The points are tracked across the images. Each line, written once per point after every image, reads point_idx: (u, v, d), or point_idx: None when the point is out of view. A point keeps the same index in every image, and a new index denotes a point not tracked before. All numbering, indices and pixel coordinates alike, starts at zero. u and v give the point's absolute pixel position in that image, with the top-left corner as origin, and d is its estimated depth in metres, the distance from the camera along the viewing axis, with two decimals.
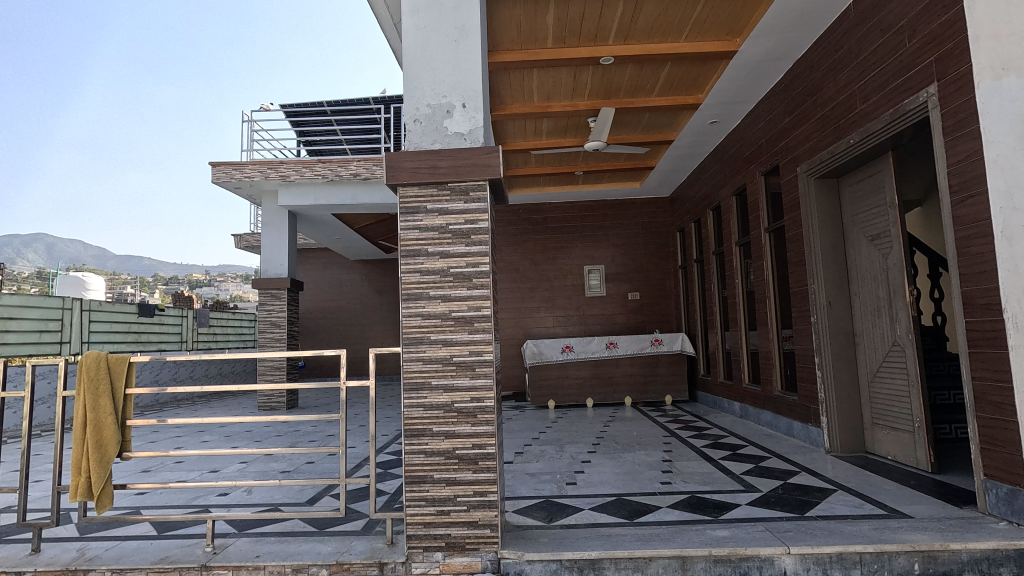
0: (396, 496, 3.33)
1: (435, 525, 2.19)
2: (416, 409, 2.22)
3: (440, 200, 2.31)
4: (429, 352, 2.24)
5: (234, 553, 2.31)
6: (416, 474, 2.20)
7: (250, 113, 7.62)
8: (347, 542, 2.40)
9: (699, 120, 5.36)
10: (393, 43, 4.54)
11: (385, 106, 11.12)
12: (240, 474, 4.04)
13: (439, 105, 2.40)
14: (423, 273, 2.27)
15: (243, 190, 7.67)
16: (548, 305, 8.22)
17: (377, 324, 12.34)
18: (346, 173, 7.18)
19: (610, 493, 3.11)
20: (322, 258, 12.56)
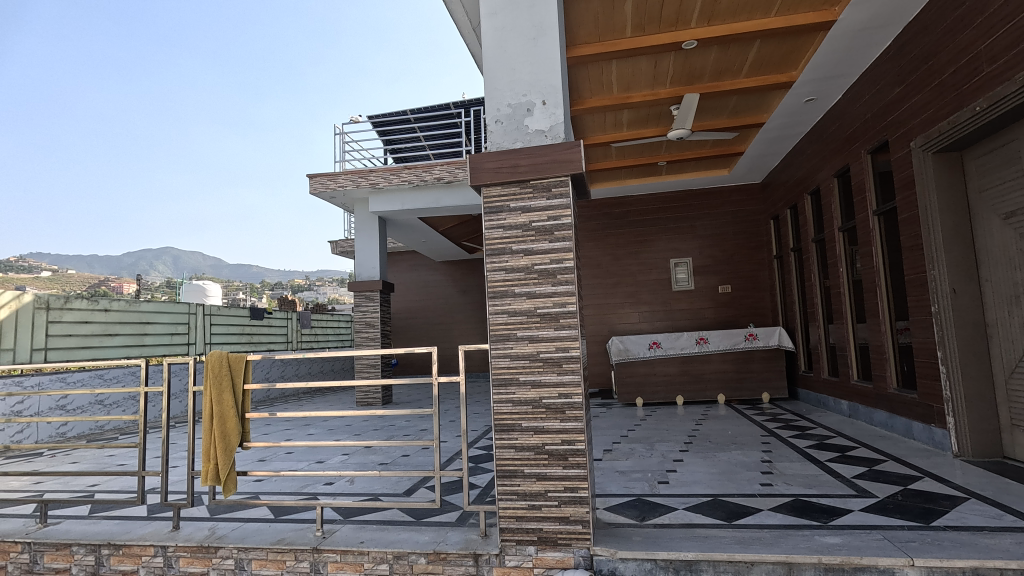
0: (488, 490, 3.41)
1: (527, 519, 2.21)
2: (505, 404, 2.26)
3: (523, 198, 2.33)
4: (516, 348, 2.27)
5: (341, 538, 2.47)
6: (506, 468, 2.24)
7: (342, 126, 8.11)
8: (443, 533, 2.49)
9: (794, 98, 5.01)
10: (472, 47, 4.65)
11: (465, 110, 11.41)
12: (343, 465, 4.32)
13: (519, 104, 2.43)
14: (508, 271, 2.31)
15: (338, 199, 8.19)
16: (632, 300, 8.05)
17: (463, 322, 12.70)
18: (430, 177, 7.44)
19: (704, 493, 2.99)
20: (410, 260, 13.11)
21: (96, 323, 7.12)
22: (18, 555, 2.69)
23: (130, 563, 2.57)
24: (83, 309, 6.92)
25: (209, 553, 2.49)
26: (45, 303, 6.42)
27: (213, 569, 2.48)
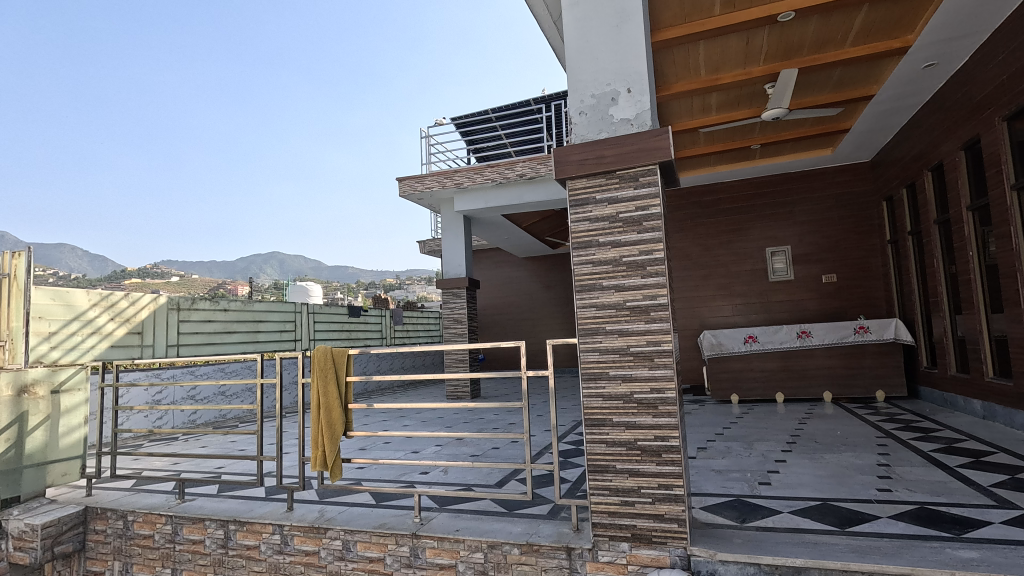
0: (578, 485, 3.40)
1: (620, 515, 2.18)
2: (595, 398, 2.24)
3: (610, 189, 2.30)
4: (606, 342, 2.24)
5: (438, 525, 2.57)
6: (598, 463, 2.23)
7: (427, 129, 8.38)
8: (535, 525, 2.52)
9: (909, 65, 4.53)
10: (552, 41, 4.63)
11: (545, 104, 11.38)
12: (437, 456, 4.48)
13: (603, 94, 2.39)
14: (595, 264, 2.29)
15: (425, 200, 8.49)
16: (725, 292, 7.68)
17: (548, 318, 12.74)
18: (513, 174, 7.50)
19: (812, 497, 2.80)
20: (494, 257, 13.33)
21: (218, 321, 7.91)
22: (163, 526, 3.05)
23: (252, 539, 2.83)
24: (206, 309, 7.72)
25: (320, 533, 2.68)
26: (176, 304, 7.25)
27: (324, 549, 2.67)
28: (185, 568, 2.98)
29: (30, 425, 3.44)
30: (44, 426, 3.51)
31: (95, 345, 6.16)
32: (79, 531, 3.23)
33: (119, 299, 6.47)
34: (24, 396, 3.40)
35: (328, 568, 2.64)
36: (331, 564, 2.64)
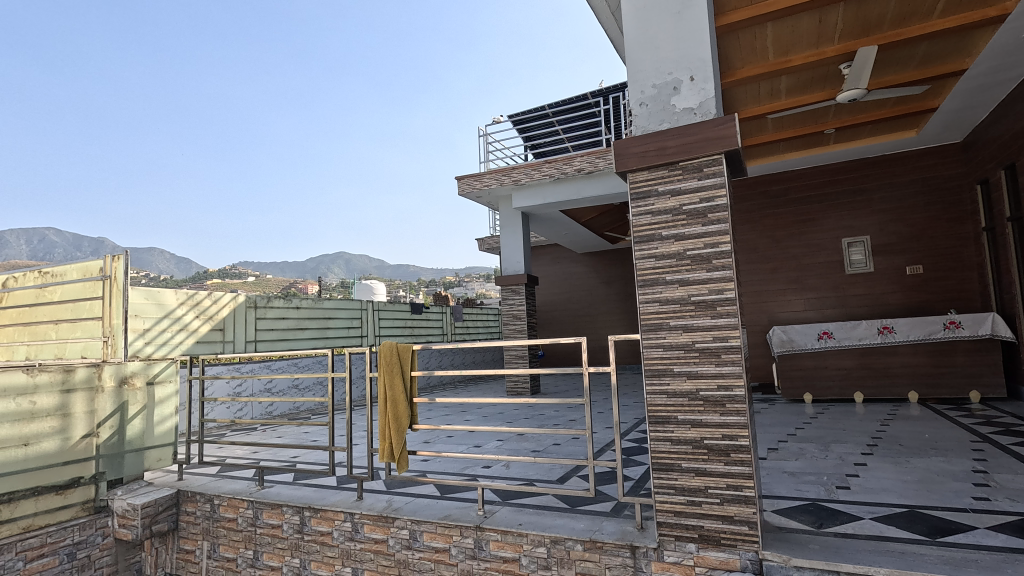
0: (641, 483, 3.35)
1: (686, 515, 2.13)
2: (659, 395, 2.20)
3: (673, 181, 2.24)
4: (670, 339, 2.19)
5: (501, 519, 2.60)
6: (662, 461, 2.18)
7: (485, 128, 8.47)
8: (598, 522, 2.50)
9: (1008, 34, 4.13)
10: (610, 32, 4.56)
11: (603, 97, 11.21)
12: (498, 450, 4.54)
13: (664, 84, 2.33)
14: (658, 259, 2.24)
15: (484, 198, 8.60)
16: (796, 286, 7.32)
17: (608, 314, 12.58)
18: (570, 169, 7.45)
19: (896, 503, 2.62)
20: (552, 253, 13.31)
21: (291, 318, 8.34)
22: (245, 511, 3.26)
23: (326, 525, 2.98)
24: (280, 307, 8.16)
25: (388, 522, 2.78)
26: (253, 303, 7.71)
27: (392, 537, 2.77)
28: (266, 550, 3.17)
29: (130, 414, 3.76)
30: (141, 415, 3.83)
31: (182, 341, 6.66)
32: (173, 511, 3.51)
33: (203, 298, 6.95)
34: (124, 387, 3.72)
35: (396, 556, 2.74)
36: (399, 552, 2.74)
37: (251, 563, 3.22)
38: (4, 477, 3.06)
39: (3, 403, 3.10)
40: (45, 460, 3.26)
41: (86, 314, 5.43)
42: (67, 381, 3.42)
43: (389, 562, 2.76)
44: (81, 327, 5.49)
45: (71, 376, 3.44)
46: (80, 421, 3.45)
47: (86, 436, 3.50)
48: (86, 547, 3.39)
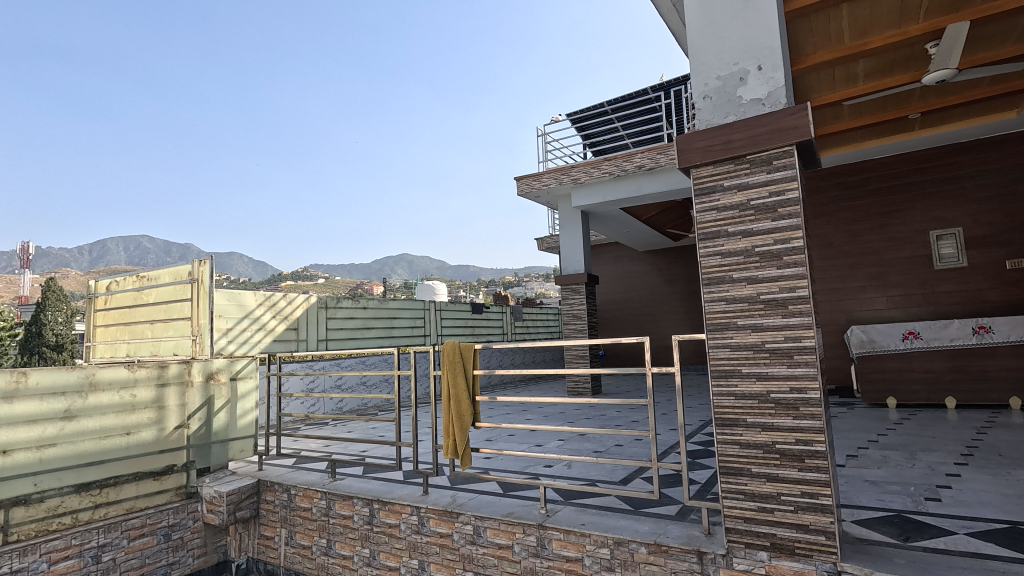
0: (708, 487, 3.25)
1: (756, 522, 2.05)
2: (727, 397, 2.13)
3: (739, 175, 2.16)
4: (738, 339, 2.11)
5: (564, 518, 2.61)
6: (731, 465, 2.11)
7: (544, 128, 8.48)
8: (663, 525, 2.45)
9: None
10: (672, 24, 4.45)
11: (664, 91, 10.93)
12: (560, 450, 4.54)
13: (730, 75, 2.25)
14: (724, 256, 2.17)
15: (543, 197, 8.61)
16: (878, 283, 6.86)
17: (671, 313, 12.27)
18: (631, 166, 7.32)
19: (996, 519, 2.40)
20: (613, 252, 13.14)
21: (359, 318, 8.69)
22: (319, 501, 3.44)
23: (394, 518, 3.08)
24: (349, 308, 8.52)
25: (453, 517, 2.85)
26: (324, 303, 8.11)
27: (456, 532, 2.83)
28: (338, 539, 3.33)
29: (216, 407, 4.05)
30: (226, 408, 4.12)
31: (261, 339, 7.09)
32: (254, 499, 3.74)
33: (279, 299, 7.37)
34: (211, 381, 4.01)
35: (461, 550, 2.80)
36: (464, 547, 2.79)
37: (325, 551, 3.39)
38: (110, 462, 3.40)
39: (108, 395, 3.43)
40: (143, 448, 3.58)
41: (178, 315, 5.89)
42: (161, 376, 3.73)
43: (454, 556, 2.83)
44: (173, 326, 5.96)
45: (165, 372, 3.75)
46: (173, 412, 3.77)
47: (178, 427, 3.81)
48: (180, 529, 3.65)
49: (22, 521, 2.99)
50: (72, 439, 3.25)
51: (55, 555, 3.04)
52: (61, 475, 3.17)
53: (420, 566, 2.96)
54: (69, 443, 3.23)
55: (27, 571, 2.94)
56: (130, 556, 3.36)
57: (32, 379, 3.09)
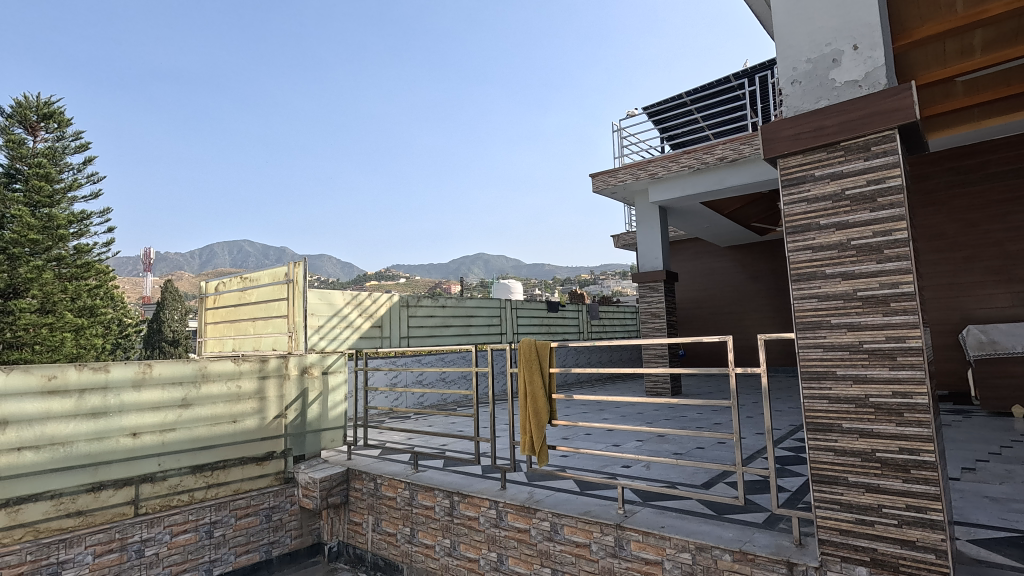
0: (800, 496, 3.07)
1: (854, 535, 1.91)
2: (819, 401, 2.00)
3: (832, 163, 2.03)
4: (832, 338, 1.98)
5: (643, 519, 2.56)
6: (825, 473, 1.98)
7: (619, 123, 8.34)
8: (748, 533, 2.35)
9: None
10: (756, 6, 4.23)
11: (748, 77, 10.39)
12: (638, 450, 4.45)
13: (822, 57, 2.11)
14: (815, 250, 2.04)
15: (619, 193, 8.46)
16: (999, 277, 6.15)
17: (757, 312, 11.65)
18: (712, 158, 7.03)
19: None
20: (693, 248, 12.67)
21: (438, 316, 8.97)
22: (403, 491, 3.60)
23: (473, 510, 3.17)
24: (428, 306, 8.82)
25: (530, 512, 2.88)
26: (405, 302, 8.45)
27: (534, 528, 2.86)
28: (421, 528, 3.46)
29: (310, 399, 4.34)
30: (319, 400, 4.40)
31: (348, 335, 7.51)
32: (344, 486, 3.97)
33: (365, 298, 7.75)
34: (305, 374, 4.31)
35: (539, 546, 2.83)
36: (541, 543, 2.82)
37: (409, 540, 3.53)
38: (219, 447, 3.75)
39: (218, 386, 3.77)
40: (248, 435, 3.92)
41: (276, 313, 6.36)
42: (263, 369, 4.03)
43: (532, 552, 2.86)
44: (271, 324, 6.45)
45: (266, 365, 4.05)
46: (273, 403, 4.08)
47: (277, 416, 4.12)
48: (279, 511, 3.94)
49: (149, 496, 3.39)
50: (189, 425, 3.62)
51: (175, 527, 3.40)
52: (179, 457, 3.55)
53: (499, 559, 3.01)
54: (186, 428, 3.61)
55: (154, 541, 3.31)
56: (238, 534, 3.68)
57: (156, 370, 3.49)
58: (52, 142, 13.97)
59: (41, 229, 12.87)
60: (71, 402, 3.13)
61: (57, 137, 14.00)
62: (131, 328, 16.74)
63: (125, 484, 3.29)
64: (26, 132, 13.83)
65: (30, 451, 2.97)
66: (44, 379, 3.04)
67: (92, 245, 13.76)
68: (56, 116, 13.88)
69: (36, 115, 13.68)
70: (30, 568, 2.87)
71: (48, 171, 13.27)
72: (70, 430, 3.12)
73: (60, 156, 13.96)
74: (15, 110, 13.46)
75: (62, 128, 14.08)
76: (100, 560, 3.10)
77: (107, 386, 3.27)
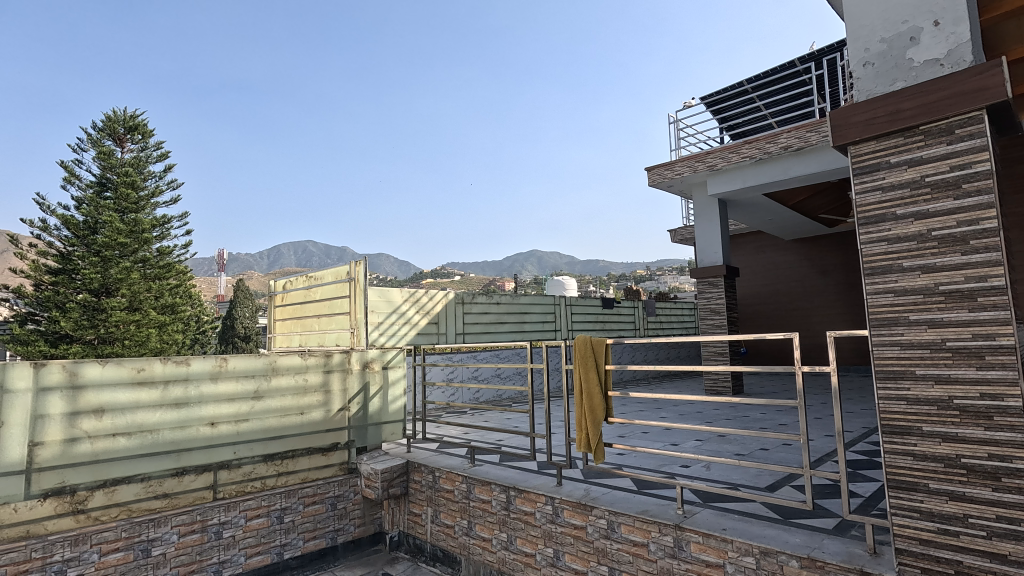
0: (874, 502, 2.90)
1: (935, 546, 1.79)
2: (896, 402, 1.88)
3: (910, 149, 1.90)
4: (910, 336, 1.86)
5: (703, 521, 2.50)
6: (903, 479, 1.86)
7: (676, 114, 8.12)
8: (817, 539, 2.25)
9: None
10: None
11: (815, 60, 9.84)
12: (698, 450, 4.34)
13: (898, 35, 1.98)
14: (891, 242, 1.92)
15: (676, 187, 8.24)
16: None
17: (826, 308, 11.08)
18: (775, 148, 6.73)
19: None
20: (755, 241, 12.17)
21: (492, 313, 9.08)
22: (460, 484, 3.67)
23: (529, 506, 3.19)
24: (483, 303, 8.94)
25: (587, 509, 2.87)
26: (461, 299, 8.60)
27: (590, 525, 2.85)
28: (479, 522, 3.52)
29: (371, 392, 4.50)
30: (379, 394, 4.55)
31: (406, 332, 7.72)
32: (404, 478, 4.08)
33: (422, 295, 7.93)
34: (367, 369, 4.46)
35: (595, 544, 2.81)
36: (598, 541, 2.80)
37: (466, 532, 3.60)
38: (289, 437, 3.95)
39: (287, 379, 3.98)
40: (314, 426, 4.11)
41: (339, 310, 6.63)
42: (328, 363, 4.21)
43: (588, 549, 2.85)
44: (335, 321, 6.72)
45: (330, 360, 4.23)
46: (337, 396, 4.26)
47: (341, 409, 4.29)
48: (343, 500, 4.11)
49: (226, 481, 3.62)
50: (261, 415, 3.83)
51: (250, 512, 3.62)
52: (253, 446, 3.77)
53: (556, 556, 3.02)
54: (259, 419, 3.82)
55: (231, 524, 3.53)
56: (305, 520, 3.87)
57: (231, 363, 3.72)
58: (137, 152, 15.12)
59: (129, 233, 13.92)
60: (157, 392, 3.38)
61: (141, 147, 15.11)
62: (208, 325, 17.86)
63: (204, 470, 3.54)
64: (115, 144, 14.99)
65: (122, 437, 3.24)
66: (134, 371, 3.31)
67: (173, 247, 14.79)
68: (140, 128, 14.99)
69: (123, 127, 14.81)
70: (124, 544, 3.14)
71: (133, 180, 14.34)
72: (157, 419, 3.38)
73: (144, 165, 15.07)
74: (106, 124, 14.63)
75: (146, 139, 15.18)
76: (184, 540, 3.34)
77: (188, 378, 3.51)
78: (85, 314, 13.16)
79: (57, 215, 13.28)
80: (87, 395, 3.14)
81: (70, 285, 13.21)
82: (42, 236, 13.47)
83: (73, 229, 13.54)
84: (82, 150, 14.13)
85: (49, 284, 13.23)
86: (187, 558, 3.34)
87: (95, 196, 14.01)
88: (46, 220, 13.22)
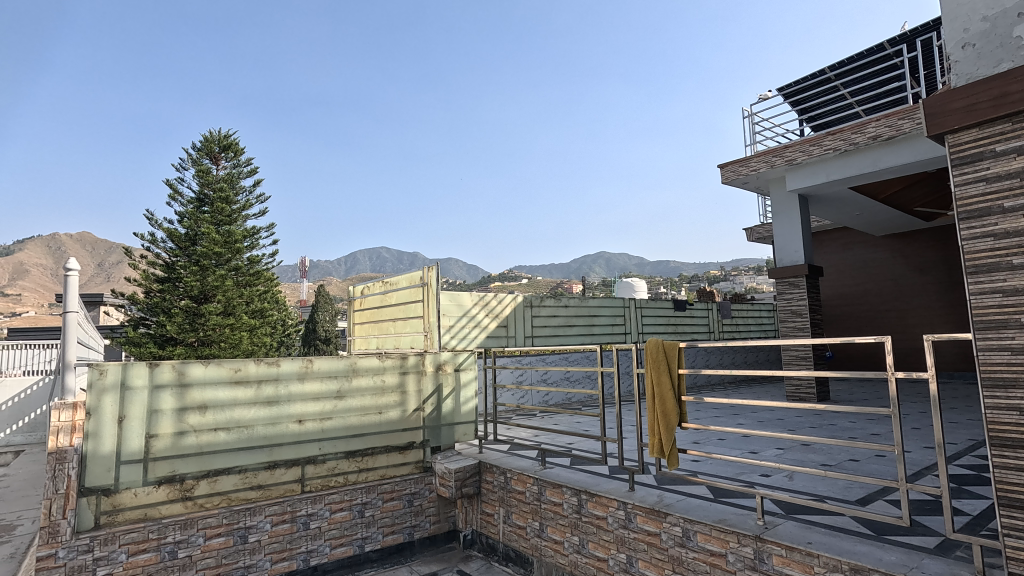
0: (983, 521, 2.65)
1: None
2: (1007, 413, 1.72)
3: (1020, 135, 1.73)
4: (1021, 340, 1.70)
5: (786, 533, 2.39)
6: (1018, 498, 1.70)
7: (751, 108, 7.78)
8: (915, 559, 2.09)
9: None
10: None
11: (906, 40, 9.12)
12: (781, 459, 4.14)
13: (1003, 11, 1.81)
14: (997, 238, 1.77)
15: (752, 183, 7.89)
16: None
17: (924, 309, 10.21)
18: (862, 139, 6.30)
19: None
20: (841, 238, 11.41)
21: (561, 316, 9.07)
22: (532, 486, 3.70)
23: (601, 510, 3.18)
24: (551, 306, 8.96)
25: (660, 516, 2.83)
26: (530, 302, 8.67)
27: (665, 532, 2.80)
28: (550, 524, 3.54)
29: (445, 394, 4.63)
30: (452, 395, 4.67)
31: (476, 335, 7.89)
32: (476, 478, 4.17)
33: (491, 299, 8.07)
34: (440, 370, 4.59)
35: (670, 551, 2.76)
36: (673, 548, 2.75)
37: (538, 534, 3.63)
38: (369, 435, 4.15)
39: (367, 379, 4.18)
40: (392, 425, 4.29)
41: (413, 314, 6.87)
42: (403, 365, 4.38)
43: (663, 556, 2.80)
44: (409, 324, 6.98)
45: (406, 362, 4.40)
46: (412, 396, 4.42)
47: (417, 409, 4.45)
48: (419, 497, 4.25)
49: (313, 475, 3.86)
50: (343, 414, 4.05)
51: (334, 505, 3.84)
52: (336, 443, 3.99)
53: (629, 561, 2.98)
54: (342, 417, 4.04)
55: (317, 515, 3.76)
56: (384, 515, 4.05)
57: (316, 364, 3.95)
58: (230, 169, 16.38)
59: (224, 244, 15.06)
60: (252, 391, 3.66)
61: (233, 164, 16.39)
62: (292, 328, 19.03)
63: (293, 464, 3.79)
64: (211, 162, 16.30)
65: (223, 431, 3.54)
66: (232, 371, 3.60)
67: (261, 255, 15.89)
68: (233, 146, 16.28)
69: (218, 146, 16.12)
70: (225, 530, 3.43)
71: (227, 195, 15.54)
72: (252, 415, 3.66)
73: (237, 180, 16.28)
74: (204, 144, 15.97)
75: (237, 157, 16.44)
76: (276, 529, 3.60)
77: (279, 377, 3.78)
78: (186, 318, 14.39)
79: (164, 229, 14.61)
80: (193, 393, 3.45)
81: (174, 292, 14.44)
82: (151, 248, 14.84)
83: (176, 241, 14.81)
84: (184, 169, 15.46)
85: (157, 291, 14.57)
86: (279, 545, 3.60)
87: (194, 211, 15.25)
88: (154, 233, 14.57)
